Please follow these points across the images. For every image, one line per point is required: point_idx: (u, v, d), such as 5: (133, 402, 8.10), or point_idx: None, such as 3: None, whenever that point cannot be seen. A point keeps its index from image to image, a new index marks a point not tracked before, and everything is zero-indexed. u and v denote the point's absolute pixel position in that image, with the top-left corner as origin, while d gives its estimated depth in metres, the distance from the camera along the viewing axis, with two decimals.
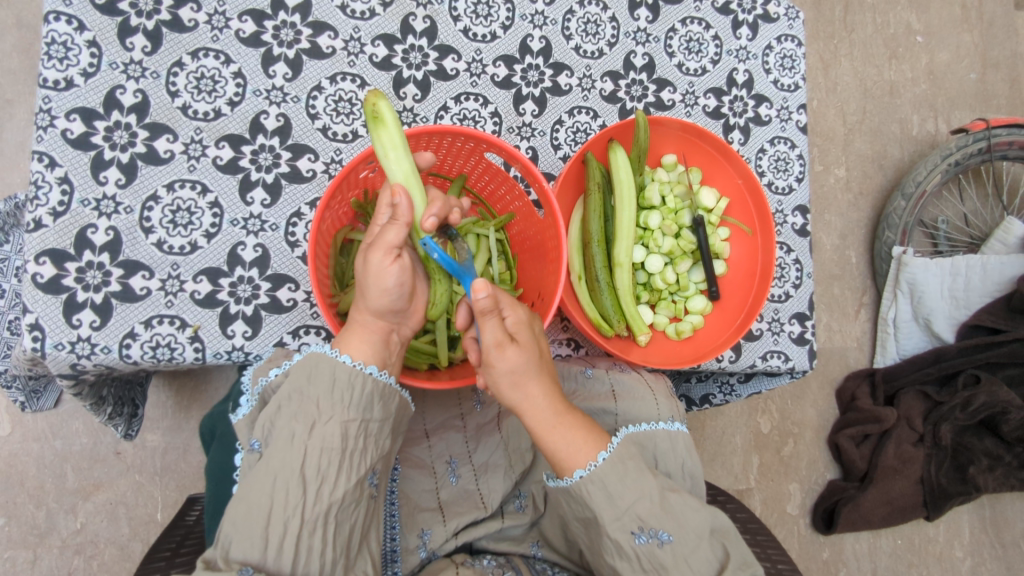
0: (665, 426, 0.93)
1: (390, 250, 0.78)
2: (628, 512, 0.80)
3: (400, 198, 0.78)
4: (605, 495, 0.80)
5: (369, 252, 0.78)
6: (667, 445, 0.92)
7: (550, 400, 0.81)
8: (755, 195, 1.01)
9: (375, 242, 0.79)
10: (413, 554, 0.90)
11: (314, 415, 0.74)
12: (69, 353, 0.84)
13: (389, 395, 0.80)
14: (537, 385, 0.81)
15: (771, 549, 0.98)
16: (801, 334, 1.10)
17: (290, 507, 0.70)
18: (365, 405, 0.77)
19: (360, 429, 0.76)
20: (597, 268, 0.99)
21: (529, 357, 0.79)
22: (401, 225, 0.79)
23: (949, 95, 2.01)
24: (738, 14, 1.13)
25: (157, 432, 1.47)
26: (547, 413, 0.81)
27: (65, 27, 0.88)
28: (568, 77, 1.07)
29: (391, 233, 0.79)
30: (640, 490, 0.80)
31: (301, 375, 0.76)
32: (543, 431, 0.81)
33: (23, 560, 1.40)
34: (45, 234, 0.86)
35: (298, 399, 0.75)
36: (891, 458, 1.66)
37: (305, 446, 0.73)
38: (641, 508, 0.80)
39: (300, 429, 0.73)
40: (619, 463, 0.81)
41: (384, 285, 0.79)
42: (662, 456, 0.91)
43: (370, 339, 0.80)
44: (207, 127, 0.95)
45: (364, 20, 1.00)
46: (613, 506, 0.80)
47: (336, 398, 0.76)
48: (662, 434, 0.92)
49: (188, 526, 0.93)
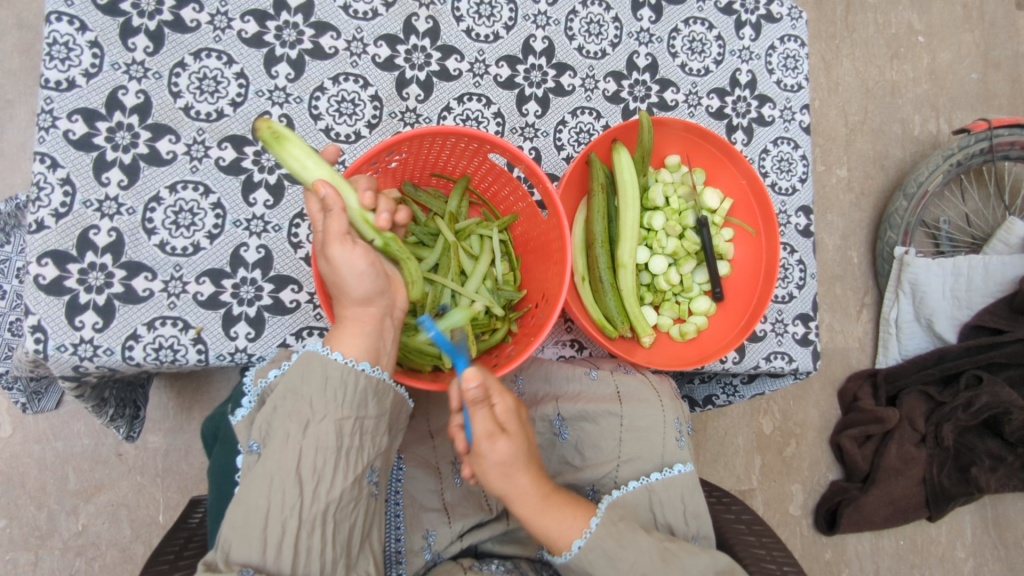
0: (660, 476, 0.93)
1: (344, 238, 0.76)
2: (631, 572, 0.80)
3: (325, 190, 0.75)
4: (608, 562, 0.80)
5: (326, 249, 0.76)
6: (666, 494, 0.92)
7: (537, 486, 0.81)
8: (759, 196, 1.01)
9: (325, 239, 0.76)
10: (418, 556, 0.90)
11: (307, 414, 0.73)
12: (72, 355, 0.84)
13: (383, 391, 0.78)
14: (522, 471, 0.80)
15: (776, 551, 0.98)
16: (805, 335, 1.09)
17: (287, 508, 0.70)
18: (359, 401, 0.76)
19: (354, 427, 0.75)
20: (600, 269, 0.99)
21: (515, 447, 0.79)
22: (339, 212, 0.76)
23: (951, 95, 2.00)
24: (741, 14, 1.12)
25: (158, 434, 1.46)
26: (535, 497, 0.81)
27: (68, 27, 0.88)
28: (571, 77, 1.07)
29: (334, 224, 0.76)
30: (638, 548, 0.81)
31: (295, 375, 0.75)
32: (530, 514, 0.81)
33: (24, 562, 1.39)
34: (47, 235, 0.85)
35: (293, 398, 0.74)
36: (894, 459, 1.66)
37: (300, 445, 0.72)
38: (643, 565, 0.80)
39: (294, 429, 0.73)
40: (612, 527, 0.82)
41: (357, 273, 0.76)
42: (662, 508, 0.91)
43: (362, 331, 0.79)
44: (210, 128, 0.94)
45: (367, 21, 1.00)
46: (614, 569, 0.80)
47: (329, 396, 0.75)
48: (660, 484, 0.92)
49: (192, 528, 0.93)
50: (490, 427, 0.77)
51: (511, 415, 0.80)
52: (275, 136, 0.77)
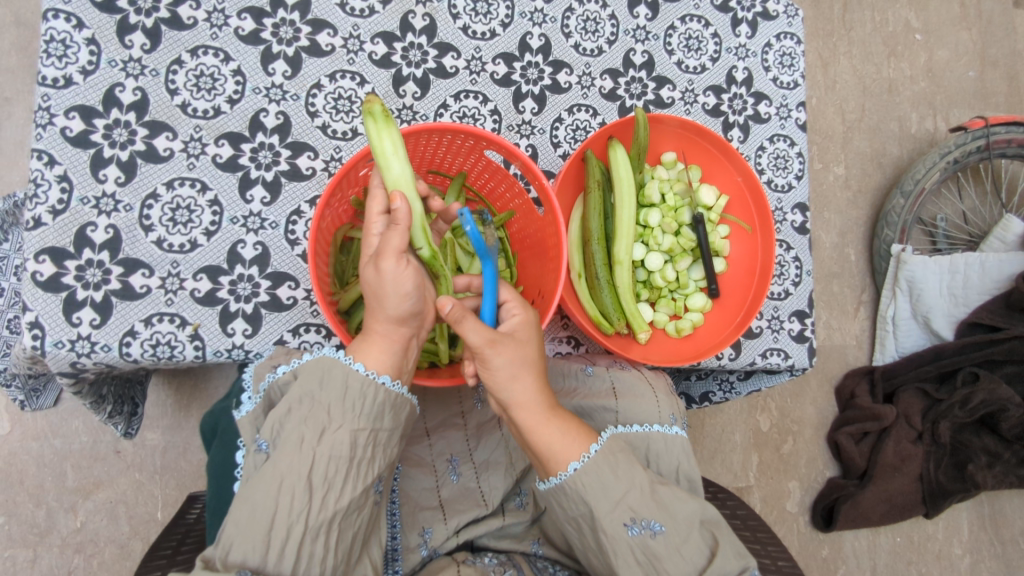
0: (660, 429, 0.94)
1: (397, 257, 0.77)
2: (619, 502, 0.79)
3: (393, 202, 0.76)
4: (599, 489, 0.79)
5: (378, 261, 0.77)
6: (662, 447, 0.93)
7: (541, 398, 0.82)
8: (755, 193, 1.02)
9: (381, 249, 0.77)
10: (414, 553, 0.90)
11: (324, 422, 0.73)
12: (70, 351, 0.84)
13: (400, 404, 0.79)
14: (524, 380, 0.80)
15: (772, 546, 0.99)
16: (800, 332, 1.10)
17: (295, 513, 0.70)
18: (376, 415, 0.77)
19: (369, 438, 0.76)
20: (596, 266, 0.99)
21: (517, 355, 0.79)
22: (402, 229, 0.78)
23: (948, 93, 2.01)
24: (737, 11, 1.13)
25: (156, 431, 1.47)
26: (536, 408, 0.81)
27: (64, 25, 0.88)
28: (568, 74, 1.07)
29: (393, 240, 0.77)
30: (631, 481, 0.80)
31: (313, 379, 0.75)
32: (535, 427, 0.81)
33: (23, 559, 1.39)
34: (45, 232, 0.86)
35: (310, 404, 0.74)
36: (890, 455, 1.67)
37: (314, 453, 0.72)
38: (633, 499, 0.79)
39: (309, 436, 0.73)
40: (611, 456, 0.81)
41: (400, 294, 0.77)
42: (656, 457, 0.92)
43: (388, 349, 0.79)
44: (207, 125, 0.94)
45: (364, 18, 1.00)
46: (606, 499, 0.79)
47: (348, 406, 0.75)
48: (657, 436, 0.93)
49: (189, 523, 0.93)
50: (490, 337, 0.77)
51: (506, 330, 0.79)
52: (381, 118, 0.78)
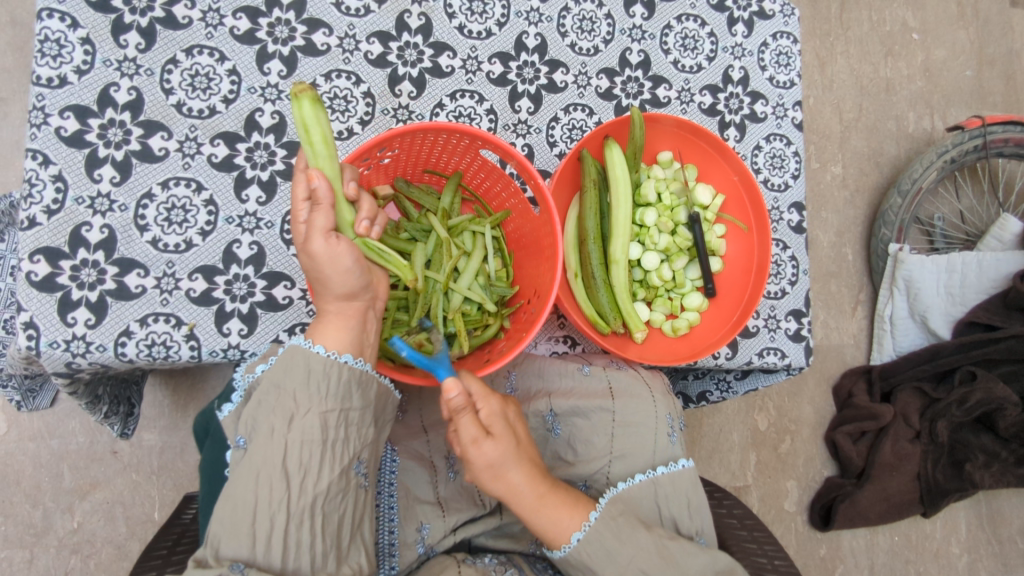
0: (666, 470, 0.93)
1: (327, 234, 0.76)
2: (629, 566, 0.81)
3: (318, 180, 0.76)
4: (605, 555, 0.81)
5: (307, 244, 0.76)
6: (671, 488, 0.92)
7: (531, 483, 0.81)
8: (751, 191, 1.02)
9: (307, 232, 0.76)
10: (411, 549, 0.90)
11: (291, 408, 0.74)
12: (64, 351, 0.84)
13: (367, 381, 0.79)
14: (514, 471, 0.80)
15: (767, 545, 0.99)
16: (797, 331, 1.10)
17: (275, 502, 0.71)
18: (343, 394, 0.77)
19: (339, 418, 0.76)
20: (593, 265, 0.99)
21: (503, 449, 0.79)
22: (326, 206, 0.77)
23: (946, 92, 2.01)
24: (733, 10, 1.13)
25: (153, 431, 1.47)
26: (528, 497, 0.81)
27: (59, 24, 0.88)
28: (564, 73, 1.07)
29: (319, 218, 0.76)
30: (636, 545, 0.82)
31: (278, 368, 0.75)
32: (526, 513, 0.81)
33: (20, 560, 1.39)
34: (40, 232, 0.86)
35: (276, 392, 0.74)
36: (889, 454, 1.66)
37: (285, 440, 0.72)
38: (642, 562, 0.81)
39: (279, 424, 0.73)
40: (611, 521, 0.82)
41: (342, 270, 0.77)
42: (666, 501, 0.91)
43: (346, 327, 0.79)
44: (202, 125, 0.94)
45: (359, 17, 1.00)
46: (613, 563, 0.81)
47: (313, 389, 0.75)
48: (663, 478, 0.92)
49: (186, 523, 0.92)
50: (474, 433, 0.77)
51: (496, 418, 0.80)
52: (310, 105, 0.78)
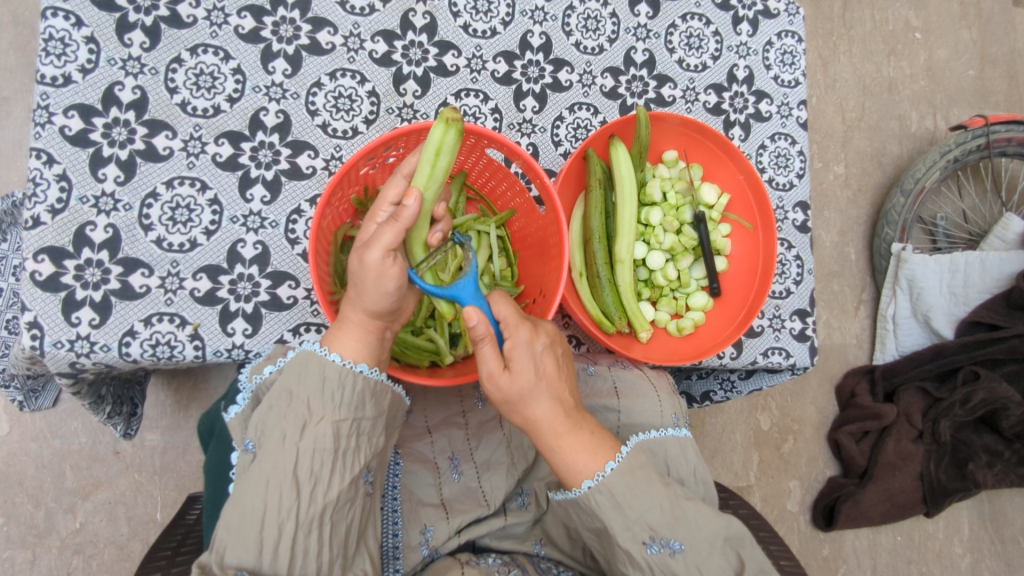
0: (673, 433, 0.92)
1: (386, 253, 0.74)
2: (638, 522, 0.78)
3: (410, 201, 0.75)
4: (614, 506, 0.79)
5: (363, 253, 0.74)
6: (679, 451, 0.91)
7: (555, 418, 0.81)
8: (756, 191, 1.01)
9: (370, 241, 0.75)
10: (415, 551, 0.90)
11: (304, 416, 0.73)
12: (69, 351, 0.84)
13: (381, 392, 0.79)
14: (538, 404, 0.80)
15: (772, 545, 0.99)
16: (802, 330, 1.10)
17: (284, 511, 0.70)
18: (357, 403, 0.77)
19: (351, 428, 0.76)
20: (598, 265, 0.99)
21: (525, 383, 0.78)
22: (401, 226, 0.74)
23: (948, 91, 2.01)
24: (738, 9, 1.12)
25: (156, 431, 1.46)
26: (548, 431, 0.81)
27: (63, 23, 0.88)
28: (568, 73, 1.07)
29: (387, 236, 0.74)
30: (649, 498, 0.79)
31: (292, 375, 0.75)
32: (547, 447, 0.82)
33: (22, 560, 1.39)
34: (44, 232, 0.85)
35: (287, 399, 0.74)
36: (890, 455, 1.67)
37: (297, 447, 0.72)
38: (652, 518, 0.78)
39: (291, 431, 0.72)
40: (628, 473, 0.80)
41: (383, 290, 0.76)
42: (675, 462, 0.90)
43: (364, 339, 0.79)
44: (207, 124, 0.94)
45: (364, 16, 1.00)
46: (622, 516, 0.79)
47: (326, 397, 0.75)
48: (672, 441, 0.91)
49: (189, 524, 0.92)
50: (494, 365, 0.77)
51: (523, 352, 0.78)
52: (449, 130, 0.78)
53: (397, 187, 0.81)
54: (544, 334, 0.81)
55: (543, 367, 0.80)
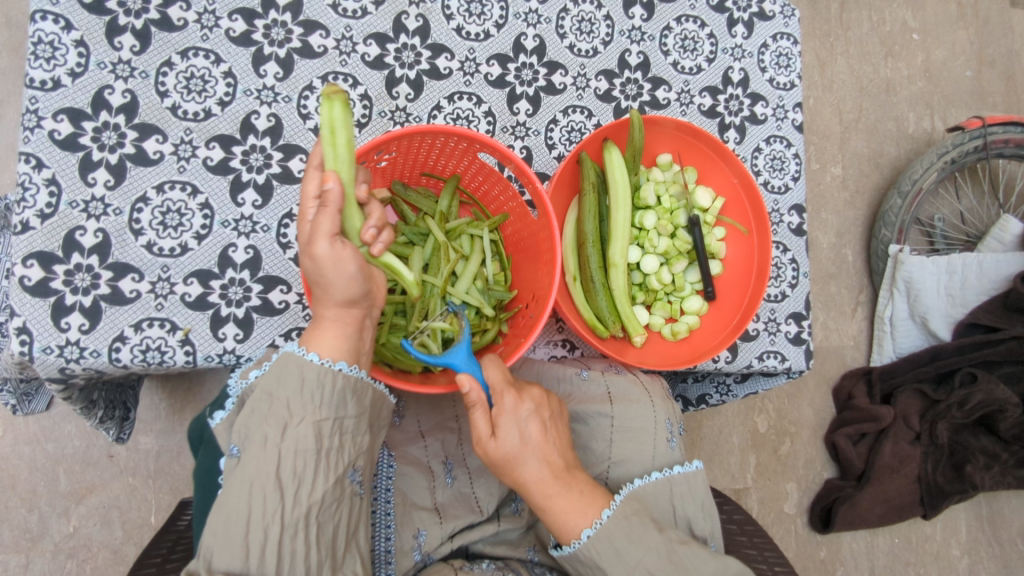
0: (682, 470, 0.92)
1: (332, 239, 0.74)
2: (636, 566, 0.80)
3: (330, 184, 0.73)
4: (614, 554, 0.80)
5: (310, 246, 0.74)
6: (684, 489, 0.91)
7: (545, 477, 0.81)
8: (751, 195, 1.01)
9: (312, 233, 0.74)
10: (407, 557, 0.89)
11: (285, 417, 0.73)
12: (58, 357, 0.83)
13: (362, 389, 0.78)
14: (529, 466, 0.81)
15: (768, 552, 0.98)
16: (797, 334, 1.09)
17: (269, 513, 0.70)
18: (338, 403, 0.76)
19: (334, 427, 0.75)
20: (592, 269, 0.98)
21: (518, 446, 0.80)
22: (334, 210, 0.74)
23: (946, 93, 2.00)
24: (733, 11, 1.12)
25: (150, 435, 1.46)
26: (538, 494, 0.81)
27: (52, 26, 0.87)
28: (562, 75, 1.06)
29: (324, 223, 0.73)
30: (647, 546, 0.81)
31: (271, 378, 0.74)
32: (537, 508, 0.82)
33: (15, 564, 1.38)
34: (32, 237, 0.85)
35: (269, 401, 0.73)
36: (888, 457, 1.65)
37: (279, 449, 0.72)
38: (650, 563, 0.80)
39: (272, 433, 0.72)
40: (623, 519, 0.82)
41: (345, 276, 0.75)
42: (681, 502, 0.91)
43: (342, 333, 0.79)
44: (198, 128, 0.93)
45: (356, 19, 0.99)
46: (622, 562, 0.80)
47: (306, 398, 0.74)
48: (679, 478, 0.91)
49: (180, 530, 0.92)
50: (487, 429, 0.79)
51: (511, 417, 0.80)
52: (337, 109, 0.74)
53: (315, 177, 0.76)
54: (529, 397, 0.82)
55: (530, 431, 0.81)
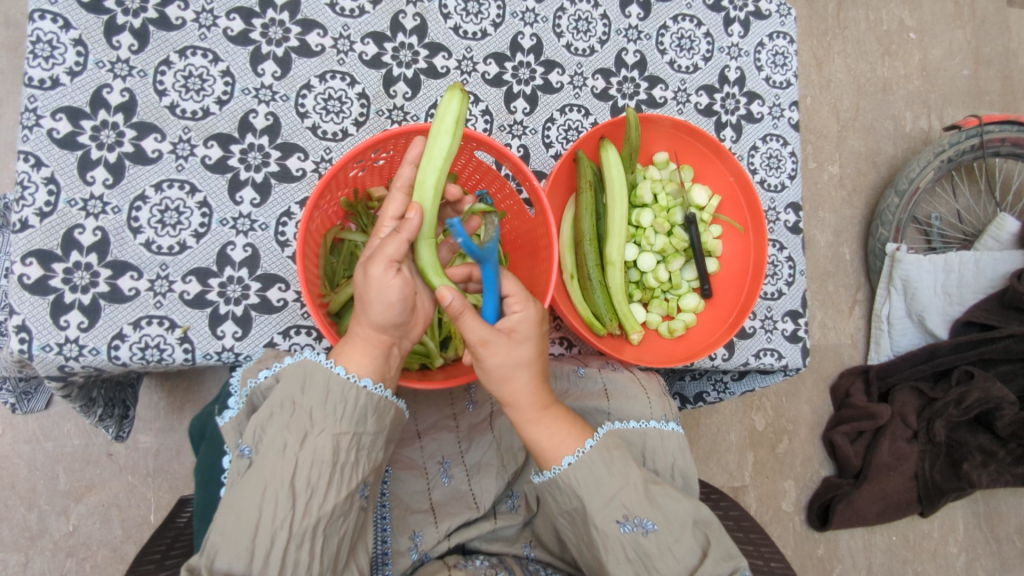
0: (655, 425, 0.94)
1: (389, 264, 0.74)
2: (613, 499, 0.80)
3: (411, 213, 0.77)
4: (592, 483, 0.80)
5: (367, 266, 0.74)
6: (658, 442, 0.93)
7: (535, 393, 0.82)
8: (747, 192, 1.01)
9: (374, 254, 0.75)
10: (404, 556, 0.90)
11: (306, 426, 0.73)
12: (57, 354, 0.84)
13: (384, 408, 0.78)
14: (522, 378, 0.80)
15: (764, 547, 0.99)
16: (794, 332, 1.09)
17: (278, 520, 0.71)
18: (359, 418, 0.76)
19: (352, 442, 0.75)
20: (588, 267, 0.99)
21: (515, 356, 0.78)
22: (403, 237, 0.76)
23: (942, 91, 2.01)
24: (729, 10, 1.12)
25: (149, 433, 1.46)
26: (532, 407, 0.82)
27: (51, 25, 0.88)
28: (560, 74, 1.07)
29: (390, 246, 0.75)
30: (625, 479, 0.80)
31: (293, 383, 0.75)
32: (524, 421, 0.82)
33: (15, 562, 1.39)
34: (32, 235, 0.85)
35: (291, 408, 0.74)
36: (885, 454, 1.66)
37: (296, 458, 0.72)
38: (626, 497, 0.80)
39: (292, 441, 0.73)
40: (605, 452, 0.82)
41: (386, 302, 0.75)
42: (653, 453, 0.93)
43: (370, 353, 0.77)
44: (196, 126, 0.94)
45: (354, 18, 1.00)
46: (599, 494, 0.80)
47: (329, 411, 0.75)
48: (653, 432, 0.93)
49: (179, 527, 0.93)
50: (487, 337, 0.75)
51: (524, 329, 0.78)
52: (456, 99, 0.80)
53: (397, 202, 0.83)
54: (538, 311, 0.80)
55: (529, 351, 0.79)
